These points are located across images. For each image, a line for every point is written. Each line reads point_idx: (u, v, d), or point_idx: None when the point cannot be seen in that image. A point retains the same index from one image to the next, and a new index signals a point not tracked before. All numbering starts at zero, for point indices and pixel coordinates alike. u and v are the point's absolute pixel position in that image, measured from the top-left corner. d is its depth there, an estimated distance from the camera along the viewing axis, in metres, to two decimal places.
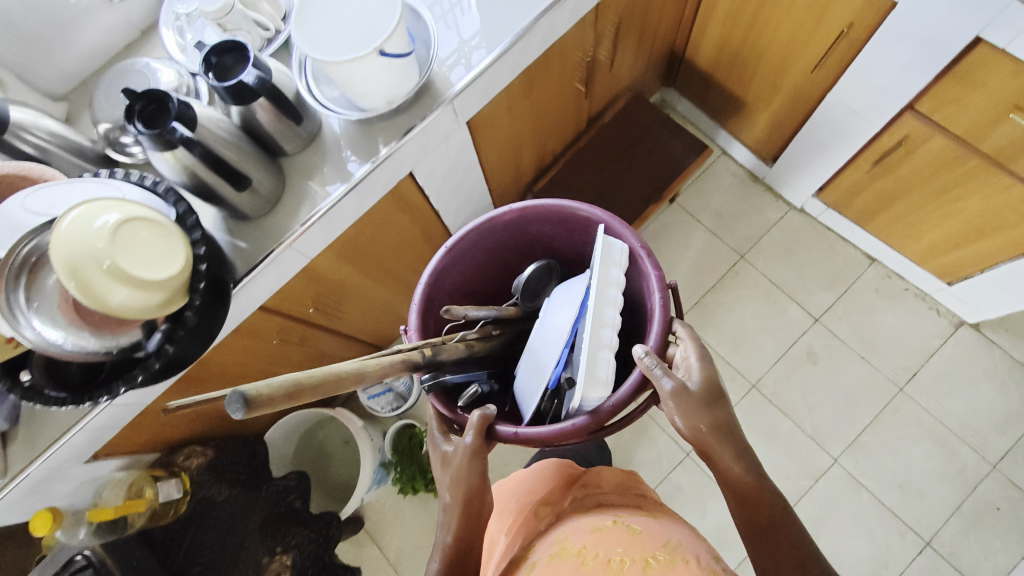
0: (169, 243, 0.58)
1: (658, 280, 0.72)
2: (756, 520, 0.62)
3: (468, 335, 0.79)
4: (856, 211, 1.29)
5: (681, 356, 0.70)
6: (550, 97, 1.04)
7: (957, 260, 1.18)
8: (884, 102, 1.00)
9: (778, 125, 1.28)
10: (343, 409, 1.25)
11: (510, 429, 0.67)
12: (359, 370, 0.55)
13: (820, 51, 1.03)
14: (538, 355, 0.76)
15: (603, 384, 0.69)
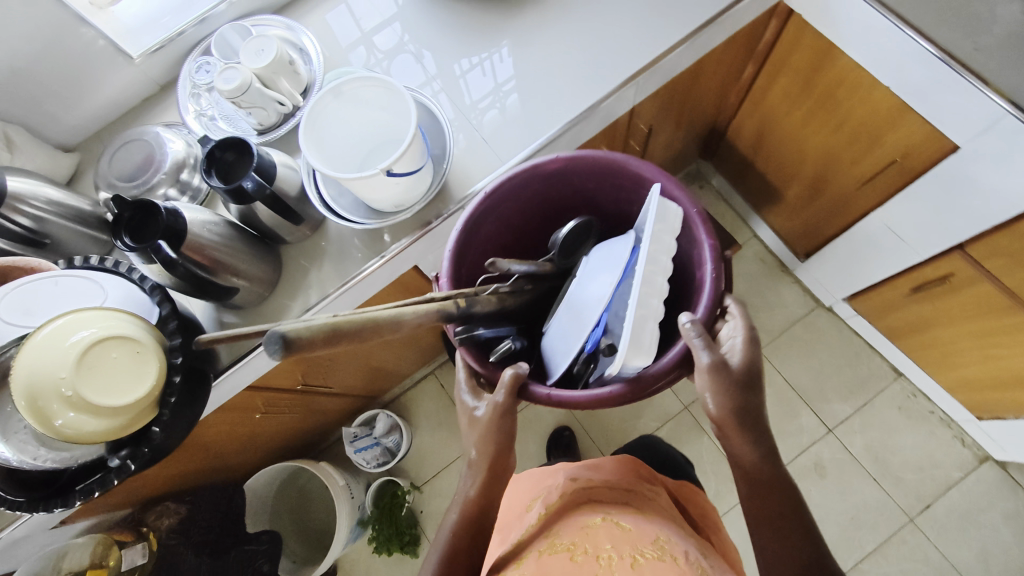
0: (140, 363, 0.56)
1: (713, 250, 0.61)
2: (764, 501, 0.61)
3: (497, 288, 0.67)
4: (886, 326, 1.22)
5: (726, 333, 0.62)
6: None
7: (990, 400, 1.10)
8: (931, 237, 0.93)
9: (814, 227, 1.21)
10: (326, 464, 1.22)
11: (542, 391, 0.59)
12: (402, 318, 0.51)
13: (868, 172, 0.96)
14: (571, 316, 0.65)
15: (645, 351, 0.59)
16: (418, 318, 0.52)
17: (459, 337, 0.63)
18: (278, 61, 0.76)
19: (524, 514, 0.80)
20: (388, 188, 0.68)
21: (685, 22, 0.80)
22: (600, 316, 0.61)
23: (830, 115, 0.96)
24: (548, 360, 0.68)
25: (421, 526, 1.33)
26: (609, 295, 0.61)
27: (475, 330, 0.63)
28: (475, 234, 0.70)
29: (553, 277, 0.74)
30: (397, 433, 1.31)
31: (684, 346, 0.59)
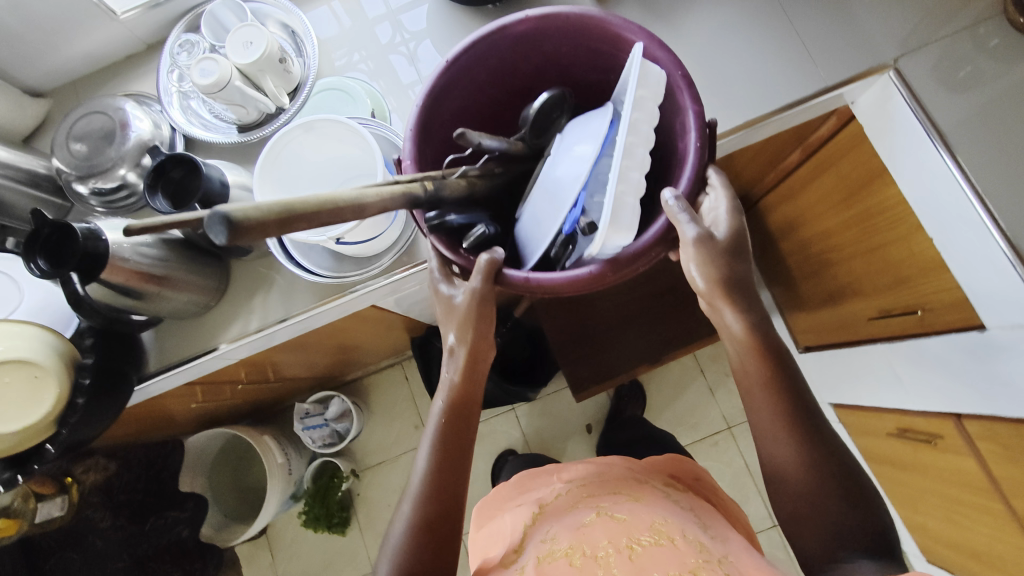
0: (36, 389, 0.55)
1: (698, 116, 0.50)
2: (763, 382, 0.55)
3: (464, 171, 0.54)
4: (864, 446, 1.16)
5: (706, 207, 0.53)
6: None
7: (943, 553, 1.05)
8: (933, 395, 0.85)
9: (821, 328, 1.12)
10: (271, 437, 1.22)
11: (519, 274, 0.49)
12: (363, 203, 0.41)
13: (892, 307, 0.87)
14: (542, 201, 0.54)
15: (627, 230, 0.47)
16: (383, 202, 0.43)
17: (430, 225, 0.51)
18: (267, 58, 0.68)
19: (518, 516, 0.75)
20: (363, 241, 0.62)
21: (729, 112, 0.69)
22: (578, 198, 0.50)
23: (868, 236, 0.85)
24: (521, 246, 0.57)
25: (355, 508, 1.36)
26: (585, 177, 0.49)
27: (447, 217, 0.51)
28: (450, 98, 0.57)
29: (524, 160, 0.60)
30: (349, 419, 1.30)
31: (666, 221, 0.49)
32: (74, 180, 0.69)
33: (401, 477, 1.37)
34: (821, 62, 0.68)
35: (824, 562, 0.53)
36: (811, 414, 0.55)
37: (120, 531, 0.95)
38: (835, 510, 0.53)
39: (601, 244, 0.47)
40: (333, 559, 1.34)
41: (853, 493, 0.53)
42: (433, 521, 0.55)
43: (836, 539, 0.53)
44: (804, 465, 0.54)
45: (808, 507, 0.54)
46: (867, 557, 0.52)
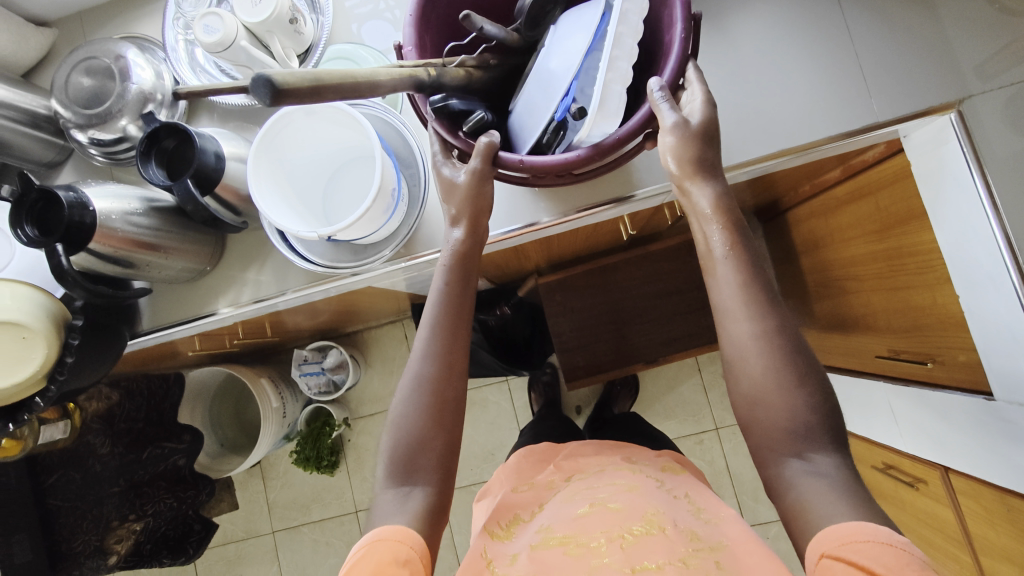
0: (25, 349, 0.57)
1: (684, 7, 0.45)
2: (734, 257, 0.48)
3: (461, 60, 0.49)
4: None
5: (683, 101, 0.49)
6: (577, 234, 0.88)
7: None
8: (926, 444, 0.83)
9: (827, 348, 1.10)
10: (271, 377, 1.26)
11: (515, 156, 0.46)
12: (378, 81, 0.40)
13: (905, 351, 0.83)
14: (530, 91, 0.48)
15: (614, 116, 0.44)
16: (393, 82, 0.41)
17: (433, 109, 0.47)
18: (275, 18, 0.63)
19: (513, 498, 0.70)
20: (359, 234, 0.59)
21: (766, 137, 0.63)
22: (569, 88, 0.44)
23: (894, 275, 0.81)
24: (513, 141, 0.52)
25: (345, 451, 1.42)
26: (578, 67, 0.44)
27: (451, 101, 0.47)
28: None
29: (517, 54, 0.53)
30: (345, 371, 1.33)
31: (648, 110, 0.46)
32: (73, 127, 0.67)
33: None
34: (876, 91, 0.62)
35: (779, 457, 0.47)
36: (775, 298, 0.48)
37: (116, 458, 1.04)
38: (795, 403, 0.46)
39: (589, 129, 0.44)
40: (321, 494, 1.42)
41: (815, 383, 0.46)
42: (432, 392, 0.52)
43: (797, 433, 0.46)
44: (763, 346, 0.46)
45: (766, 394, 0.46)
46: (827, 452, 0.46)
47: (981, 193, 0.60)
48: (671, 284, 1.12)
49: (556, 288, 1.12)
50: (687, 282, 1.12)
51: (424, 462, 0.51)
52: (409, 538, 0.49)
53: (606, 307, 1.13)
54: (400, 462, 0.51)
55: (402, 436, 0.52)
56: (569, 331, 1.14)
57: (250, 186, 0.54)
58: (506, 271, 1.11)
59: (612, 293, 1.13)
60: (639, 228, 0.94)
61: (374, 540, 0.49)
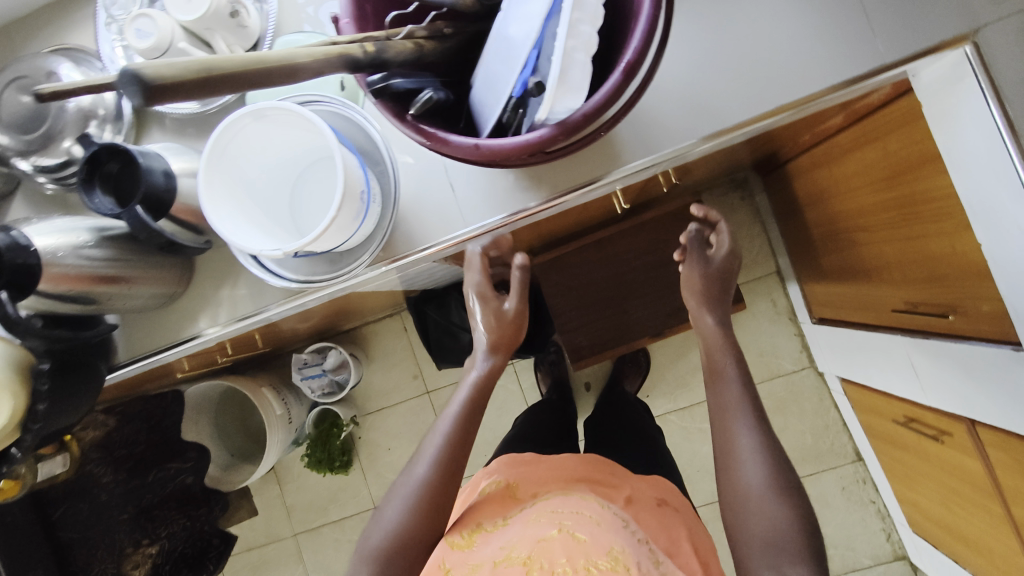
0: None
1: None
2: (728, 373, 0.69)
3: (409, 31, 0.43)
4: (866, 420, 1.14)
5: (716, 241, 0.83)
6: (563, 215, 0.84)
7: (934, 531, 1.05)
8: (954, 396, 0.80)
9: (839, 301, 1.06)
10: (271, 385, 1.24)
11: (469, 139, 0.40)
12: (297, 64, 0.34)
13: (925, 304, 0.79)
14: (491, 65, 0.43)
15: (580, 88, 0.38)
16: (321, 65, 0.35)
17: (373, 91, 0.40)
18: (212, 14, 0.57)
19: (480, 505, 0.68)
20: (332, 245, 0.55)
21: (762, 95, 0.57)
22: (529, 59, 0.39)
23: (908, 226, 0.76)
24: (476, 121, 0.47)
25: (357, 449, 1.41)
26: (537, 33, 0.38)
27: (394, 81, 0.40)
28: None
29: (475, 21, 0.47)
30: (347, 370, 1.31)
31: (620, 78, 0.39)
32: (13, 155, 0.62)
33: (403, 421, 1.41)
34: (881, 31, 0.56)
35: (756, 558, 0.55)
36: (766, 421, 0.64)
37: (121, 485, 1.04)
38: (772, 512, 0.56)
39: (551, 105, 0.38)
40: (337, 494, 1.42)
41: (792, 500, 0.57)
42: (427, 499, 0.60)
43: (777, 545, 0.54)
44: (761, 459, 0.60)
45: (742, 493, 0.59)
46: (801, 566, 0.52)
47: (996, 120, 0.54)
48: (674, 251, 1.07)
49: (553, 268, 1.08)
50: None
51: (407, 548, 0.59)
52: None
53: (606, 282, 1.09)
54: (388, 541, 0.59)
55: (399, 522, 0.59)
56: (569, 311, 1.10)
57: (206, 209, 0.50)
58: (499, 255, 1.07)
59: (613, 267, 1.08)
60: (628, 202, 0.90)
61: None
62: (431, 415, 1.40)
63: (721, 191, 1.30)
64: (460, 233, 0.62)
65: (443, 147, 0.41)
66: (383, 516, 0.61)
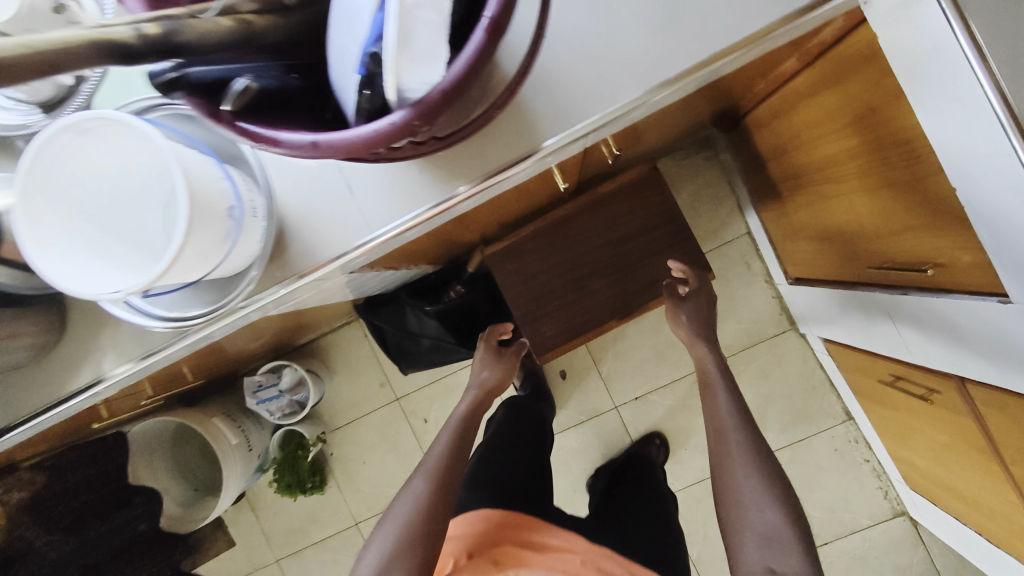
0: None
1: None
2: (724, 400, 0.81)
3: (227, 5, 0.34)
4: (853, 380, 1.08)
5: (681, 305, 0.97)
6: (495, 204, 0.76)
7: (932, 489, 1.01)
8: (941, 352, 0.73)
9: (814, 259, 0.98)
10: (224, 412, 1.15)
11: (304, 136, 0.32)
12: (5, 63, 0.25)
13: (901, 258, 0.72)
14: (338, 34, 0.34)
15: (433, 58, 0.30)
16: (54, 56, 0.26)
17: (162, 83, 0.32)
18: (25, 12, 0.47)
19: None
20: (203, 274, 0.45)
21: (694, 42, 0.48)
22: (374, 25, 0.31)
23: (876, 175, 0.69)
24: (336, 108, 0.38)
25: (329, 465, 1.34)
26: None
27: (191, 70, 0.32)
28: None
29: None
30: (306, 388, 1.23)
31: (484, 36, 0.30)
32: None
33: (375, 432, 1.34)
34: None
35: (729, 505, 0.72)
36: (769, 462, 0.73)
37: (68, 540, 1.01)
38: (769, 517, 0.68)
39: (396, 79, 0.30)
40: (318, 516, 1.35)
41: (782, 501, 0.69)
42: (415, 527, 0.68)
43: (777, 540, 0.67)
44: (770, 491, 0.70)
45: (727, 460, 0.74)
46: (769, 512, 0.69)
47: (963, 44, 0.46)
48: (634, 224, 0.99)
49: (507, 257, 1.00)
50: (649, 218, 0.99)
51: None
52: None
53: (566, 266, 1.00)
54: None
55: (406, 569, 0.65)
56: (528, 301, 1.01)
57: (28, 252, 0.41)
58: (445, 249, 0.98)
59: (568, 252, 1.00)
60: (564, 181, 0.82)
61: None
62: (404, 423, 1.33)
63: (683, 152, 1.21)
64: (365, 241, 0.53)
65: (276, 149, 0.33)
66: (367, 558, 0.67)
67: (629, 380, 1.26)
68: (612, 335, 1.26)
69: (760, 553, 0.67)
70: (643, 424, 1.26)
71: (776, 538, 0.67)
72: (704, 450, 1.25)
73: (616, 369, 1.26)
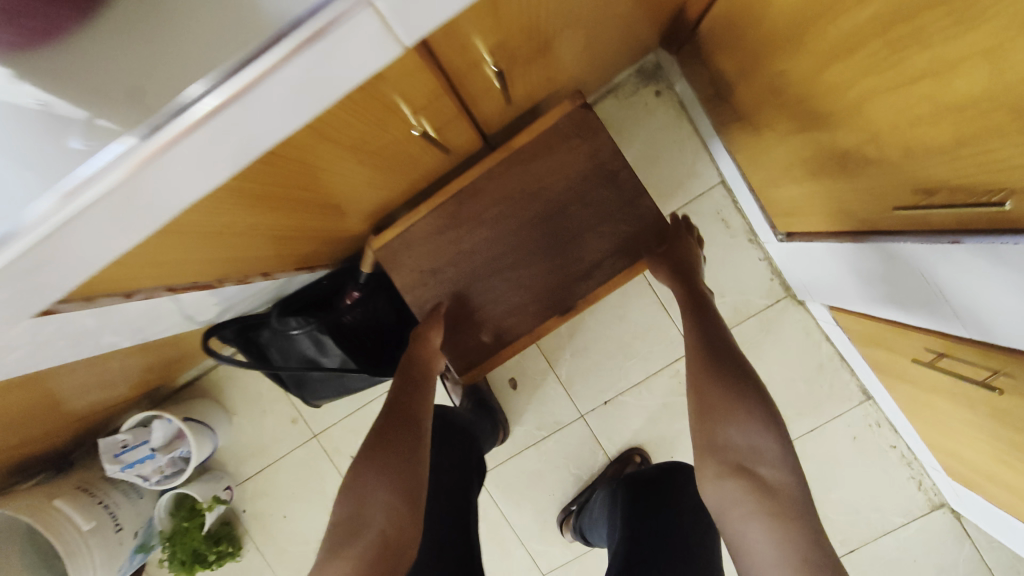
0: None
1: None
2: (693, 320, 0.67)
3: None
4: (872, 354, 0.84)
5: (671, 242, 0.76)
6: (326, 178, 0.49)
7: (987, 482, 0.78)
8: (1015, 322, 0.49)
9: (811, 206, 0.73)
10: (76, 488, 0.90)
11: None
12: None
13: (949, 190, 0.48)
14: None
15: None
16: None
17: None
18: None
19: None
20: None
21: None
22: None
23: (899, 65, 0.44)
24: None
25: (243, 526, 1.10)
26: None
27: None
28: None
29: None
30: (185, 441, 0.97)
31: None
32: None
33: (294, 477, 1.09)
34: None
35: (715, 406, 0.56)
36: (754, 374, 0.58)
37: None
38: (765, 439, 0.54)
39: None
40: None
41: (775, 425, 0.55)
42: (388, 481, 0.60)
43: (765, 461, 0.54)
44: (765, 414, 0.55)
45: (702, 359, 0.61)
46: (753, 421, 0.55)
47: None
48: (566, 185, 0.74)
49: (403, 249, 0.75)
50: (586, 174, 0.73)
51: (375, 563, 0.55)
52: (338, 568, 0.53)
53: (482, 252, 0.75)
54: (345, 529, 0.57)
55: (386, 511, 0.58)
56: (437, 303, 0.76)
57: None
58: (318, 248, 0.72)
59: (483, 234, 0.75)
60: (436, 132, 0.56)
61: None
62: (326, 464, 1.08)
63: (629, 90, 0.95)
64: (11, 240, 0.25)
65: None
66: (340, 501, 0.59)
67: (594, 381, 1.01)
68: (568, 329, 1.01)
69: (731, 448, 0.55)
70: (617, 432, 1.02)
71: (761, 449, 0.54)
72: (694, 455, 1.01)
73: (577, 370, 1.01)
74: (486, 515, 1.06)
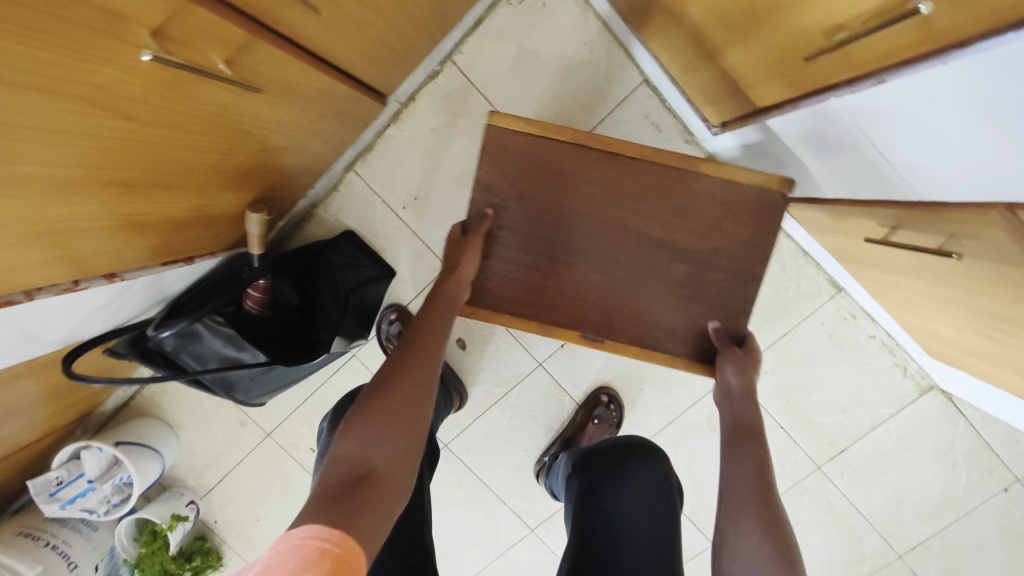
0: None
1: None
2: (732, 426, 0.55)
3: None
4: (831, 241, 0.75)
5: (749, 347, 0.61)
6: (91, 149, 0.38)
7: (967, 356, 0.71)
8: (997, 165, 0.39)
9: (732, 85, 0.63)
10: (18, 534, 0.85)
11: None
12: None
13: (859, 16, 0.37)
14: None
15: None
16: None
17: None
18: None
19: None
20: None
21: None
22: None
23: None
24: None
25: (218, 536, 1.05)
26: None
27: None
28: None
29: None
30: (124, 466, 0.91)
31: None
32: None
33: (257, 479, 1.03)
34: None
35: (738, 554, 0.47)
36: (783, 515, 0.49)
37: None
38: None
39: None
40: None
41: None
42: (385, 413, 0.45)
43: None
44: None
45: (742, 474, 0.51)
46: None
47: None
48: (671, 244, 0.63)
49: None
50: (709, 249, 0.63)
51: (373, 534, 0.39)
52: (332, 531, 0.37)
53: (543, 272, 0.63)
54: (344, 481, 0.42)
55: (389, 452, 0.44)
56: None
57: None
58: (186, 240, 0.64)
59: (551, 262, 0.63)
60: (240, 73, 0.44)
61: (287, 542, 0.35)
62: (287, 460, 1.02)
63: None
64: None
65: None
66: (343, 439, 0.44)
67: None
68: None
69: None
70: (580, 373, 0.95)
71: None
72: (664, 383, 0.95)
73: None
74: (461, 482, 1.01)
